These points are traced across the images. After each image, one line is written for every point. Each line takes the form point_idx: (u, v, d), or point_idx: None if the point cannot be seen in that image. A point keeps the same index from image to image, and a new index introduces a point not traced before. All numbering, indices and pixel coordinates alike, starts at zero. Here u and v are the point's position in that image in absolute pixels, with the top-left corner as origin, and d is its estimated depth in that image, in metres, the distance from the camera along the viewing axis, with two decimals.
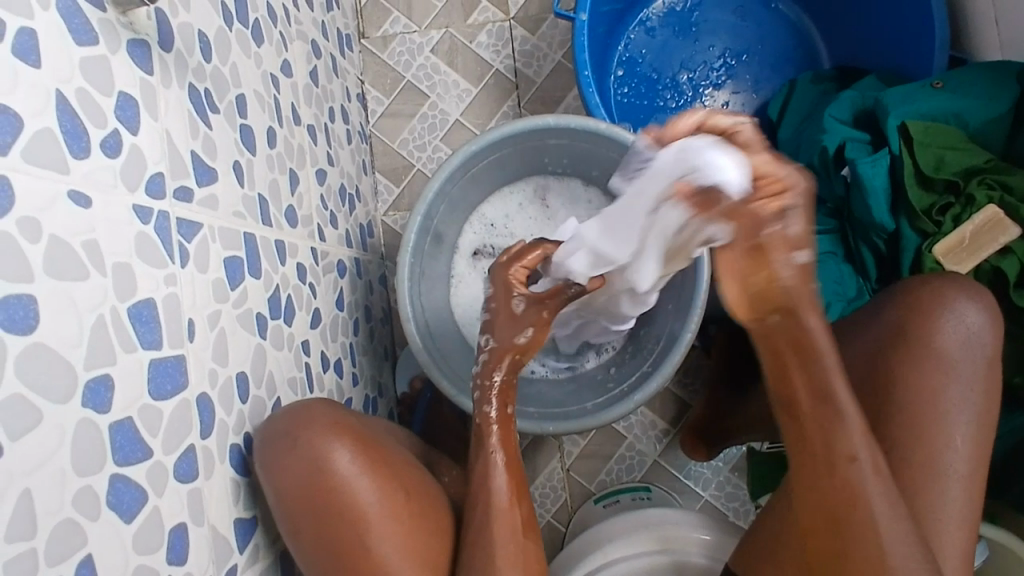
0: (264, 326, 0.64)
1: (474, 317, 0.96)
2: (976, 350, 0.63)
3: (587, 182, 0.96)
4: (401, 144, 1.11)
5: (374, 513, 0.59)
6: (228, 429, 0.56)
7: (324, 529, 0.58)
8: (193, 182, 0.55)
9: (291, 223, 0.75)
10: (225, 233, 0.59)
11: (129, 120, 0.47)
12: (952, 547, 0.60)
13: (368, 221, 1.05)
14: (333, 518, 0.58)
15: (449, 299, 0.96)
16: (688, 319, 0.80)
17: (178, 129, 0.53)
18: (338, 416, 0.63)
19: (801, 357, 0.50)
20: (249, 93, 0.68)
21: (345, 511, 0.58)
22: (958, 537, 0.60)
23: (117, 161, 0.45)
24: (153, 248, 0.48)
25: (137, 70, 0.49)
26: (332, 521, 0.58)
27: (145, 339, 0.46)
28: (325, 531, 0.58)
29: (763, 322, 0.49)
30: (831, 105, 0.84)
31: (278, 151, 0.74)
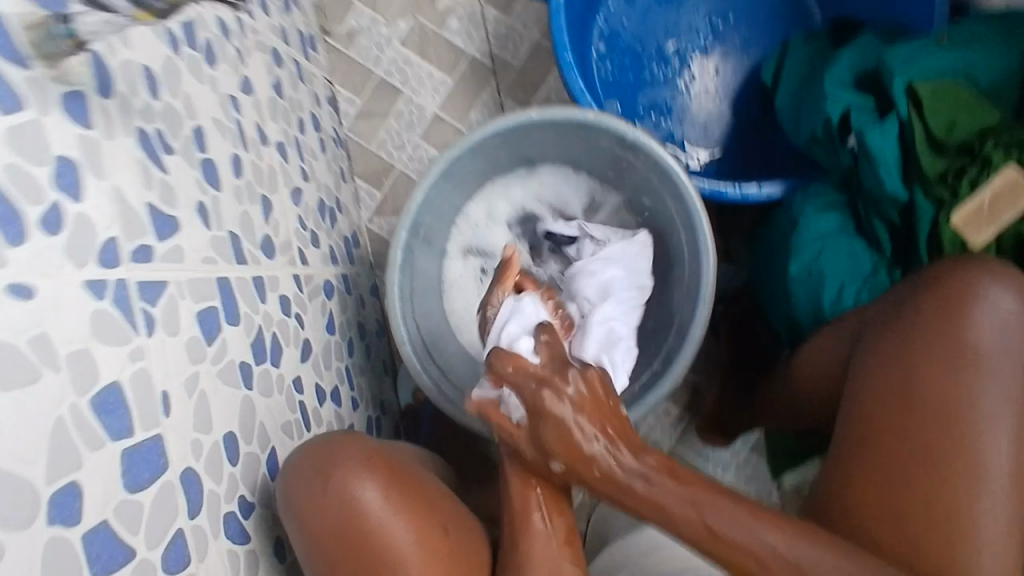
0: (249, 375, 0.60)
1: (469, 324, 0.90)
2: (1014, 340, 0.59)
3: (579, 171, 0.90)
4: (379, 145, 1.06)
5: (409, 553, 0.55)
6: (218, 498, 0.52)
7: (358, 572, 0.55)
8: (153, 237, 0.50)
9: (269, 254, 0.70)
10: (196, 285, 0.54)
11: (71, 187, 0.42)
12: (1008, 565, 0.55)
13: (353, 232, 1.00)
14: (364, 561, 0.55)
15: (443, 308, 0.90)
16: (697, 316, 0.76)
17: (130, 183, 0.48)
18: (367, 450, 0.60)
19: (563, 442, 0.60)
20: (207, 123, 0.62)
21: (378, 547, 0.55)
22: (1011, 554, 0.55)
23: (61, 238, 0.40)
24: (116, 324, 0.44)
25: (76, 127, 0.43)
26: (364, 564, 0.55)
27: (113, 429, 0.42)
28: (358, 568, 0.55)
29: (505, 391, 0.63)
30: (831, 71, 0.78)
31: (246, 179, 0.69)
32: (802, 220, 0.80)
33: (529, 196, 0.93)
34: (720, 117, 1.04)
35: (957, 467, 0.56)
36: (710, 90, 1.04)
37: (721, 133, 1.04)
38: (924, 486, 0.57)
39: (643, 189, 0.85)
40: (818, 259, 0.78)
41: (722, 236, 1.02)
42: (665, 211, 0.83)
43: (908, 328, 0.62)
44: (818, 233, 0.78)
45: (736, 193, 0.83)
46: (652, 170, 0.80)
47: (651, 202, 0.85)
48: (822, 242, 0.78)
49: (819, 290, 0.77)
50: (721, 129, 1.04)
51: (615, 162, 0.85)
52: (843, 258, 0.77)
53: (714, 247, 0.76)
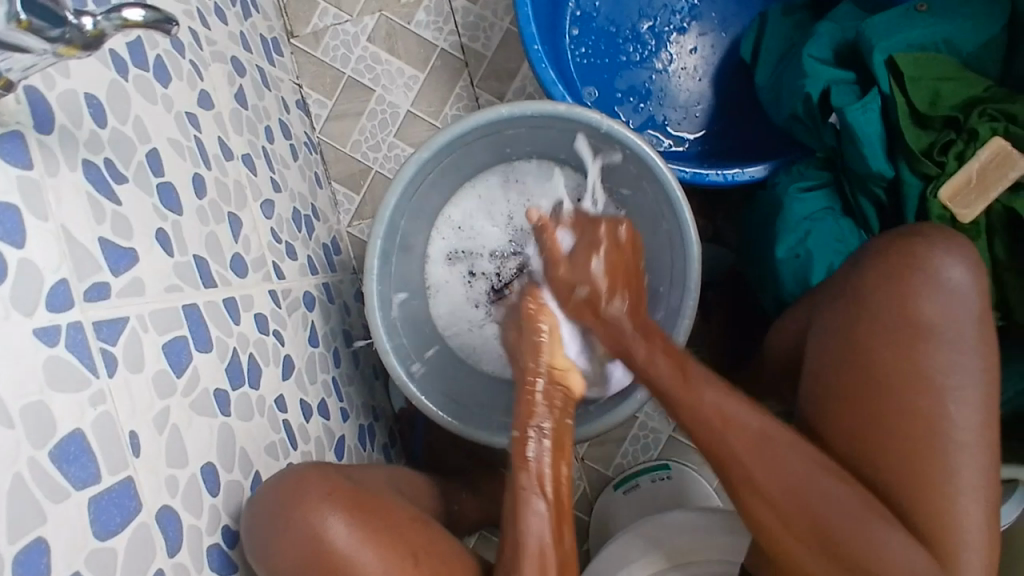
0: (226, 401, 0.59)
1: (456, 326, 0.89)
2: (962, 307, 0.61)
3: (559, 164, 0.88)
4: (354, 147, 1.03)
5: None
6: (201, 532, 0.52)
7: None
8: (109, 273, 0.49)
9: (241, 273, 0.69)
10: (160, 317, 0.53)
11: (12, 236, 0.41)
12: (972, 517, 0.59)
13: (332, 238, 0.98)
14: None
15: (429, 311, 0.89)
16: (684, 306, 0.75)
17: (78, 219, 0.47)
18: (330, 483, 0.58)
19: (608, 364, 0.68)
20: (163, 145, 0.60)
21: None
22: (973, 508, 0.59)
23: (4, 288, 0.39)
24: (72, 370, 0.42)
25: (12, 170, 0.42)
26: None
27: (77, 478, 0.41)
28: None
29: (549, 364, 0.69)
30: (810, 45, 0.76)
31: (211, 198, 0.67)
32: (787, 202, 0.77)
33: (510, 192, 0.90)
34: (700, 95, 1.01)
35: (919, 427, 0.59)
36: (689, 69, 1.01)
37: (702, 112, 1.01)
38: (892, 453, 0.60)
39: (623, 178, 0.82)
40: (805, 240, 0.75)
41: (709, 218, 1.00)
42: (646, 199, 0.80)
43: (860, 307, 0.63)
44: (804, 214, 0.76)
45: (720, 176, 0.81)
46: (630, 158, 0.78)
47: (631, 190, 0.82)
48: (809, 223, 0.76)
49: (808, 272, 0.75)
50: (702, 108, 1.01)
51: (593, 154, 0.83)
52: (831, 238, 0.75)
53: (698, 235, 0.74)
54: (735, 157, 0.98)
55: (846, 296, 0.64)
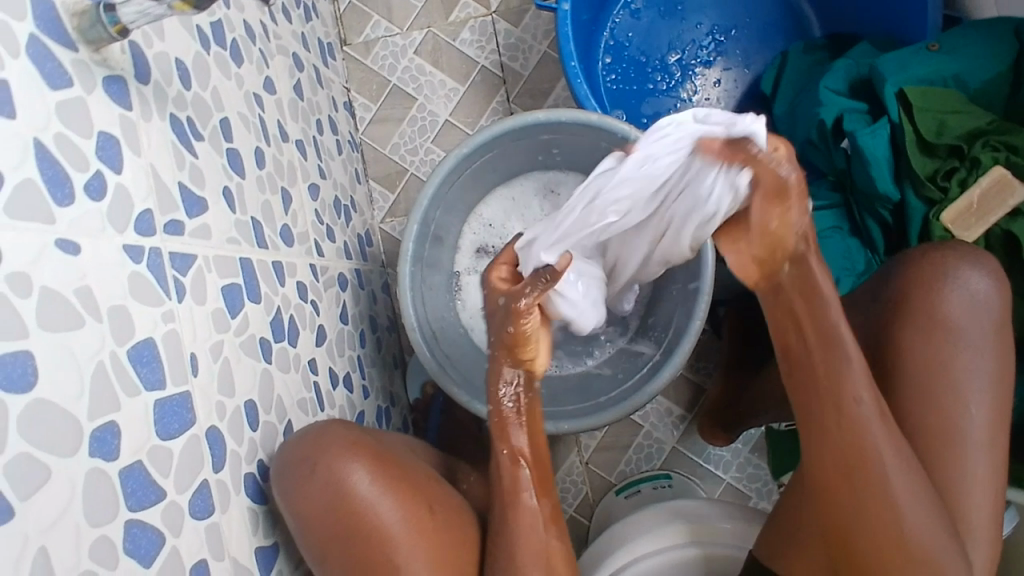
0: (269, 350, 0.64)
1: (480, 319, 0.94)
2: (984, 312, 0.63)
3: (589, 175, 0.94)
4: (393, 149, 1.10)
5: (399, 534, 0.57)
6: (241, 459, 0.55)
7: (352, 554, 0.57)
8: (183, 214, 0.54)
9: (288, 242, 0.74)
10: (220, 261, 0.58)
11: (111, 160, 0.46)
12: (982, 508, 0.60)
13: (366, 231, 1.04)
14: (357, 543, 0.57)
15: (455, 302, 0.94)
16: (696, 306, 0.79)
17: (163, 162, 0.52)
18: (354, 438, 0.60)
19: (806, 296, 0.57)
20: (233, 116, 0.67)
21: (369, 532, 0.57)
22: (984, 499, 0.60)
23: (103, 204, 0.44)
24: (149, 286, 0.47)
25: (116, 108, 0.48)
26: (357, 547, 0.57)
27: (147, 381, 0.45)
28: (350, 547, 0.57)
29: (773, 274, 0.57)
30: (825, 78, 0.82)
31: (268, 171, 0.73)
32: None
33: (540, 197, 0.96)
34: None
35: (938, 428, 0.61)
36: (711, 99, 1.08)
37: None
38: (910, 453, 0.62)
39: None
40: None
41: None
42: None
43: (884, 314, 0.66)
44: (816, 230, 0.81)
45: None
46: None
47: None
48: (819, 240, 0.81)
49: None
50: None
51: None
52: (839, 254, 0.80)
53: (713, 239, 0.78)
54: None
55: (861, 305, 0.70)
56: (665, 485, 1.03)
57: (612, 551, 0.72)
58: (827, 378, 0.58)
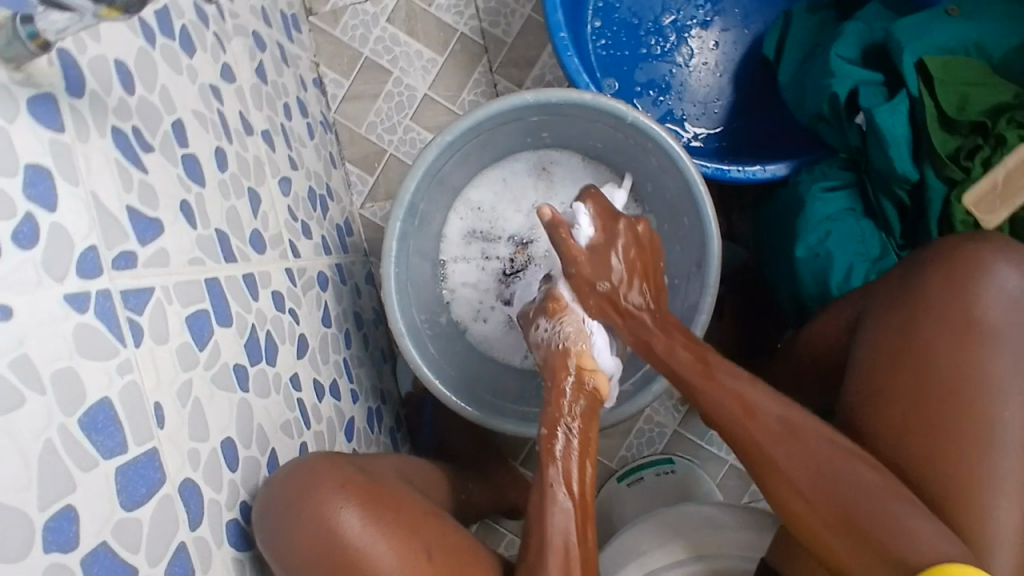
0: (244, 376, 0.59)
1: (472, 311, 0.89)
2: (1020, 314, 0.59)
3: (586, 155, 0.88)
4: (369, 128, 1.03)
5: None
6: (221, 507, 0.51)
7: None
8: (136, 242, 0.48)
9: (259, 249, 0.68)
10: (183, 288, 0.52)
11: (43, 198, 0.40)
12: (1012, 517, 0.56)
13: (345, 219, 0.97)
14: None
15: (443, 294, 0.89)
16: (702, 299, 0.74)
17: (106, 186, 0.46)
18: (344, 476, 0.57)
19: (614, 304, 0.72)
20: (187, 116, 0.60)
21: None
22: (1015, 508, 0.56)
23: (37, 252, 0.38)
24: (99, 337, 0.42)
25: (42, 130, 0.42)
26: None
27: (105, 448, 0.40)
28: None
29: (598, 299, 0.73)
30: (835, 45, 0.75)
31: (232, 172, 0.66)
32: (809, 201, 0.76)
33: (531, 177, 0.89)
34: (719, 91, 1.00)
35: (961, 435, 0.57)
36: (709, 64, 1.00)
37: (721, 107, 1.00)
38: (936, 455, 0.57)
39: (645, 172, 0.82)
40: (826, 240, 0.75)
41: (724, 213, 0.99)
42: (667, 194, 0.80)
43: (909, 312, 0.61)
44: (826, 214, 0.75)
45: (742, 172, 0.80)
46: (652, 152, 0.77)
47: (652, 185, 0.82)
48: (830, 223, 0.75)
49: (826, 271, 0.74)
50: (721, 103, 1.00)
51: (618, 145, 0.81)
52: (852, 237, 0.75)
53: (718, 229, 0.73)
54: (753, 152, 0.97)
55: (878, 298, 0.65)
56: (670, 471, 1.00)
57: (623, 564, 0.68)
58: (744, 411, 0.62)
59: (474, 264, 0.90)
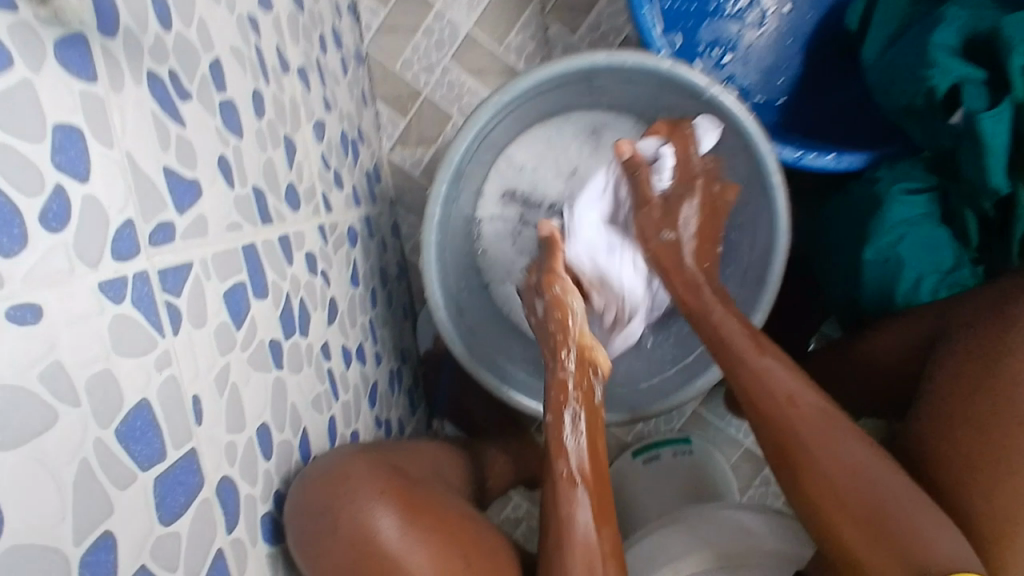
0: (279, 352, 0.54)
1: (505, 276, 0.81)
2: None
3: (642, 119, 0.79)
4: (404, 66, 0.94)
5: None
6: (257, 501, 0.48)
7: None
8: (173, 211, 0.42)
9: (294, 207, 0.62)
10: (221, 260, 0.47)
11: (75, 167, 0.33)
12: None
13: (374, 165, 0.90)
14: None
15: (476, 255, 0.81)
16: (759, 298, 0.71)
17: (142, 146, 0.40)
18: (380, 482, 0.56)
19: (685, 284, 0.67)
20: (225, 55, 0.52)
21: None
22: None
23: (68, 234, 0.32)
24: (137, 329, 0.36)
25: (76, 83, 0.35)
26: None
27: (142, 458, 0.36)
28: None
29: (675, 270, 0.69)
30: (936, 31, 0.67)
31: (268, 118, 0.59)
32: (889, 201, 0.71)
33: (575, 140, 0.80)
34: (788, 60, 0.92)
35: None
36: (780, 29, 0.92)
37: (787, 78, 0.92)
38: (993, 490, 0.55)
39: None
40: (898, 245, 0.70)
41: None
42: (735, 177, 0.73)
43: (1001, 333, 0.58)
44: (902, 217, 0.71)
45: (820, 159, 0.75)
46: (724, 132, 0.70)
47: None
48: (905, 228, 0.70)
49: (895, 279, 0.71)
50: (788, 73, 0.92)
51: (686, 118, 0.74)
52: (928, 246, 0.70)
53: (789, 224, 0.68)
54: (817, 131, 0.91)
55: (961, 313, 0.64)
56: (686, 451, 0.98)
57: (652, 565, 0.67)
58: (786, 401, 0.59)
59: (506, 226, 0.81)
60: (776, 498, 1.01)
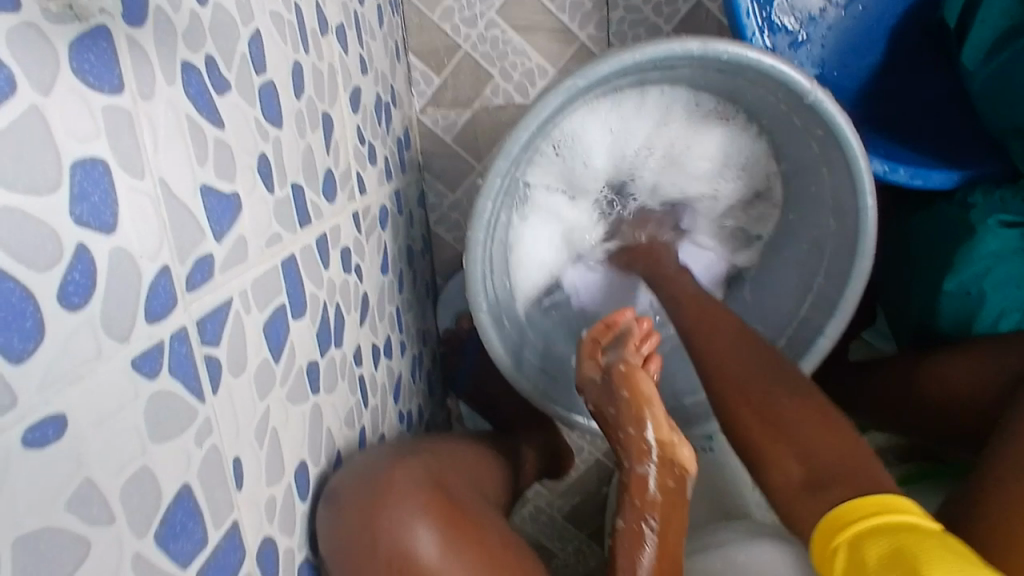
0: (316, 375, 0.48)
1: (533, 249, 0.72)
2: None
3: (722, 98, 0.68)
4: (443, 15, 0.83)
5: None
6: (295, 552, 0.43)
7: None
8: (212, 239, 0.34)
9: (330, 197, 0.54)
10: (261, 284, 0.40)
11: (99, 213, 0.26)
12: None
13: (405, 129, 0.81)
14: None
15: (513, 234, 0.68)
16: (827, 323, 0.65)
17: (178, 165, 0.32)
18: (427, 495, 0.48)
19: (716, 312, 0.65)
20: (264, 25, 0.43)
21: None
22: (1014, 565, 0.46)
23: (94, 308, 0.25)
24: (178, 403, 0.30)
25: (97, 98, 0.27)
26: None
27: (183, 555, 0.30)
28: None
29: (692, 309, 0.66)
30: None
31: (307, 95, 0.50)
32: (980, 230, 0.67)
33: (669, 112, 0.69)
34: (872, 42, 0.82)
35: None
36: (867, 9, 0.81)
37: (868, 63, 0.83)
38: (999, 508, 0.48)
39: (791, 152, 0.67)
40: (983, 279, 0.67)
41: None
42: (817, 184, 0.66)
43: None
44: (993, 249, 0.67)
45: (909, 176, 0.69)
46: (817, 139, 0.62)
47: (793, 165, 0.68)
48: (992, 260, 0.67)
49: (975, 312, 0.68)
50: (869, 57, 0.83)
51: (777, 117, 0.65)
52: (1015, 281, 0.66)
53: (873, 249, 0.62)
54: (891, 128, 0.83)
55: None
56: (708, 450, 0.93)
57: None
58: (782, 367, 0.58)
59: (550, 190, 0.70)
60: None
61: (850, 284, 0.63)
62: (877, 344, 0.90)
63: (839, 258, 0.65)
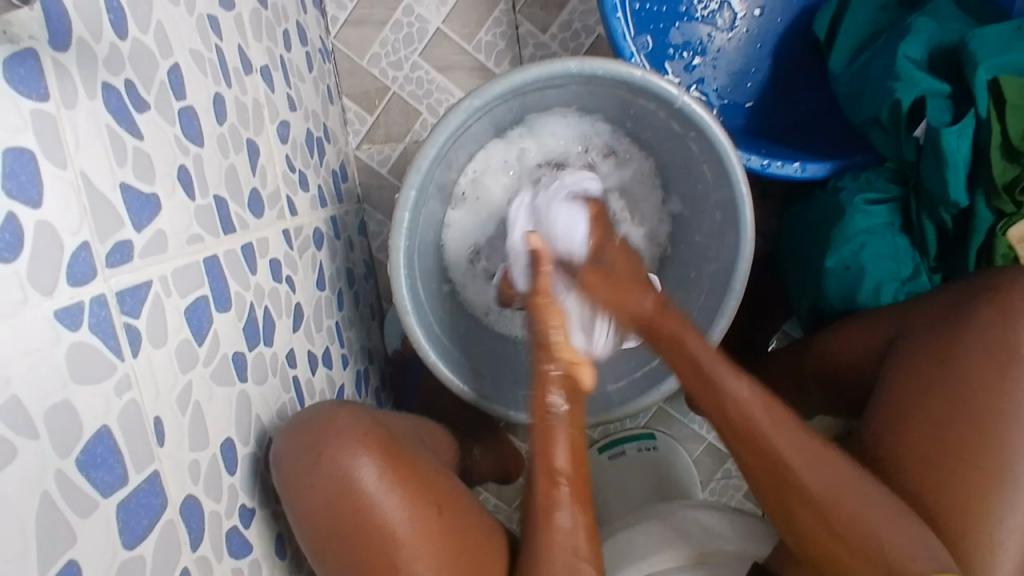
0: (243, 364, 0.53)
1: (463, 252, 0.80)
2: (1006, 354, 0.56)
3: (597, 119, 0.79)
4: (372, 61, 0.92)
5: (405, 532, 0.54)
6: (221, 517, 0.47)
7: (353, 558, 0.53)
8: (131, 229, 0.41)
9: (257, 213, 0.61)
10: (181, 273, 0.45)
11: (26, 190, 0.33)
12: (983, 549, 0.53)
13: (341, 163, 0.89)
14: (363, 540, 0.53)
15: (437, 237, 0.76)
16: (723, 304, 0.71)
17: (98, 161, 0.38)
18: (364, 428, 0.57)
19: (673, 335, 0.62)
20: (184, 59, 0.50)
21: (377, 531, 0.53)
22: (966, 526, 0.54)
23: (21, 264, 0.32)
24: (96, 355, 0.35)
25: (28, 101, 0.34)
26: (362, 542, 0.53)
27: (104, 485, 0.35)
28: (355, 545, 0.53)
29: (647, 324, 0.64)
30: (902, 44, 0.70)
31: (230, 122, 0.57)
32: (851, 211, 0.74)
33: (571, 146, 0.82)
34: (756, 63, 0.92)
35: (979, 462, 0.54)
36: (750, 31, 0.91)
37: (754, 82, 0.93)
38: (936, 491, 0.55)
39: (677, 158, 0.76)
40: (860, 253, 0.73)
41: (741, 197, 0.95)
42: (702, 183, 0.74)
43: (954, 335, 0.60)
44: (864, 226, 0.74)
45: (785, 168, 0.77)
46: (695, 141, 0.70)
47: (681, 168, 0.76)
48: (866, 236, 0.73)
49: (856, 286, 0.74)
50: (755, 77, 0.92)
51: (659, 127, 0.74)
52: (887, 255, 0.73)
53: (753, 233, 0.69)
54: (780, 137, 0.92)
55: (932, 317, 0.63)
56: (651, 447, 0.98)
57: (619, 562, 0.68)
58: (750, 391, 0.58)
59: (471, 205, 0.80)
60: (736, 489, 1.03)
61: (738, 265, 0.69)
62: (794, 334, 0.98)
63: (727, 244, 0.72)
